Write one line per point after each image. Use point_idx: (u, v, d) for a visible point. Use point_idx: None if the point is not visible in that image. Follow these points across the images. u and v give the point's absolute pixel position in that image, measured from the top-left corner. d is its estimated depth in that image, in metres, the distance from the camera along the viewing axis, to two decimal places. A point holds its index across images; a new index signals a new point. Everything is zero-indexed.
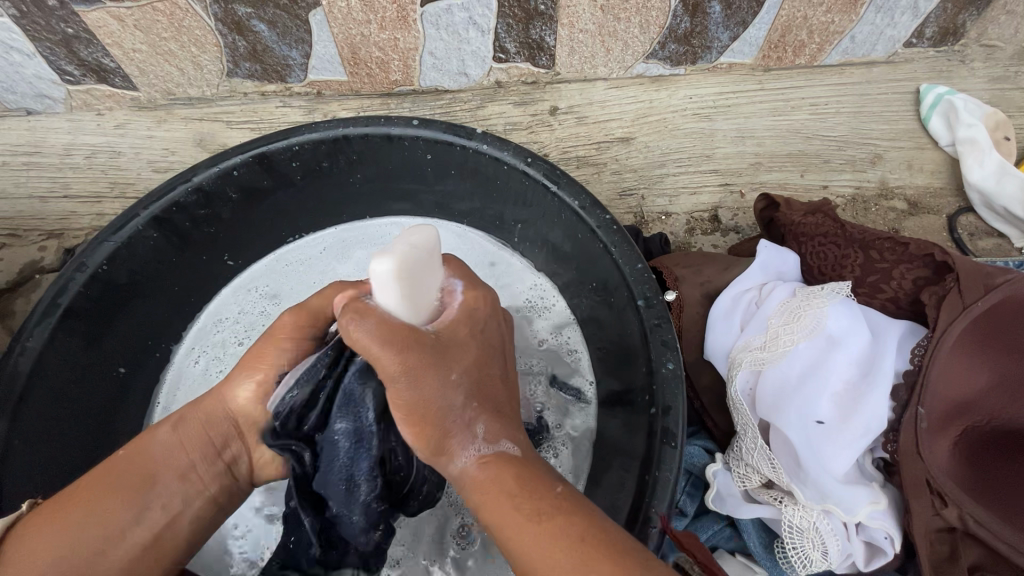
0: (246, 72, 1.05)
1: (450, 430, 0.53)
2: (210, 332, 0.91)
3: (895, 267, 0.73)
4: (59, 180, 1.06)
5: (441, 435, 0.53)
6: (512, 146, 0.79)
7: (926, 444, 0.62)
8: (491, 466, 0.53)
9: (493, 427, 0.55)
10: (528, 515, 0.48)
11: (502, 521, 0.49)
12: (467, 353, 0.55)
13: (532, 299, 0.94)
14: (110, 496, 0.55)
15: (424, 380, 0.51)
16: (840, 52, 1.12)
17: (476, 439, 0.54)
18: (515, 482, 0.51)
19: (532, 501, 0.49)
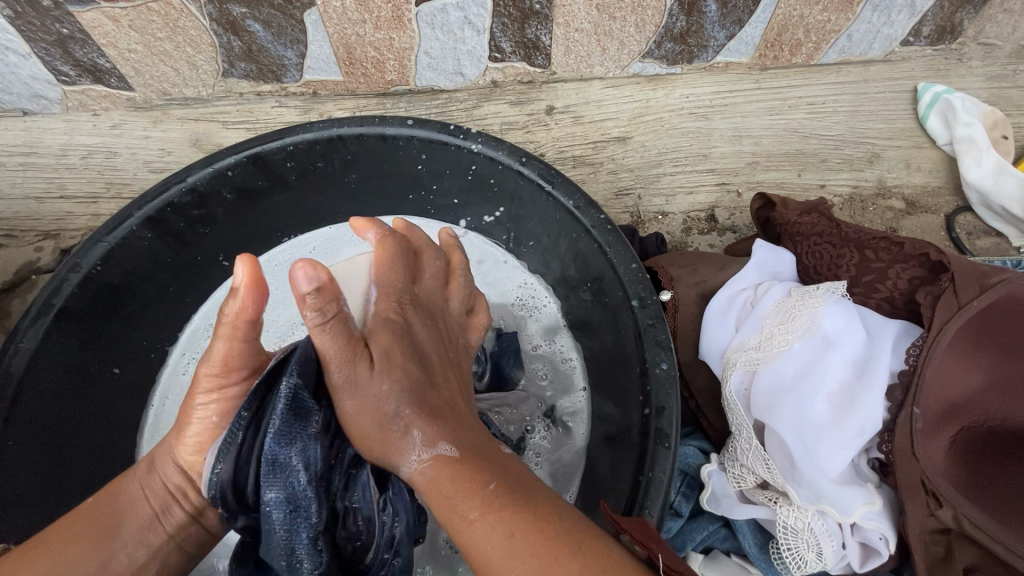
0: (242, 72, 1.05)
1: (391, 439, 0.52)
2: (199, 338, 0.90)
3: (891, 267, 0.73)
4: (55, 180, 1.06)
5: (384, 444, 0.52)
6: (506, 145, 0.79)
7: (921, 445, 0.62)
8: (431, 470, 0.49)
9: (429, 430, 0.51)
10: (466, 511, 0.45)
11: (448, 519, 0.46)
12: (395, 361, 0.54)
13: (523, 305, 0.93)
14: (69, 546, 0.51)
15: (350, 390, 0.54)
16: (837, 50, 1.12)
17: (415, 448, 0.50)
18: (453, 484, 0.47)
19: (467, 498, 0.46)
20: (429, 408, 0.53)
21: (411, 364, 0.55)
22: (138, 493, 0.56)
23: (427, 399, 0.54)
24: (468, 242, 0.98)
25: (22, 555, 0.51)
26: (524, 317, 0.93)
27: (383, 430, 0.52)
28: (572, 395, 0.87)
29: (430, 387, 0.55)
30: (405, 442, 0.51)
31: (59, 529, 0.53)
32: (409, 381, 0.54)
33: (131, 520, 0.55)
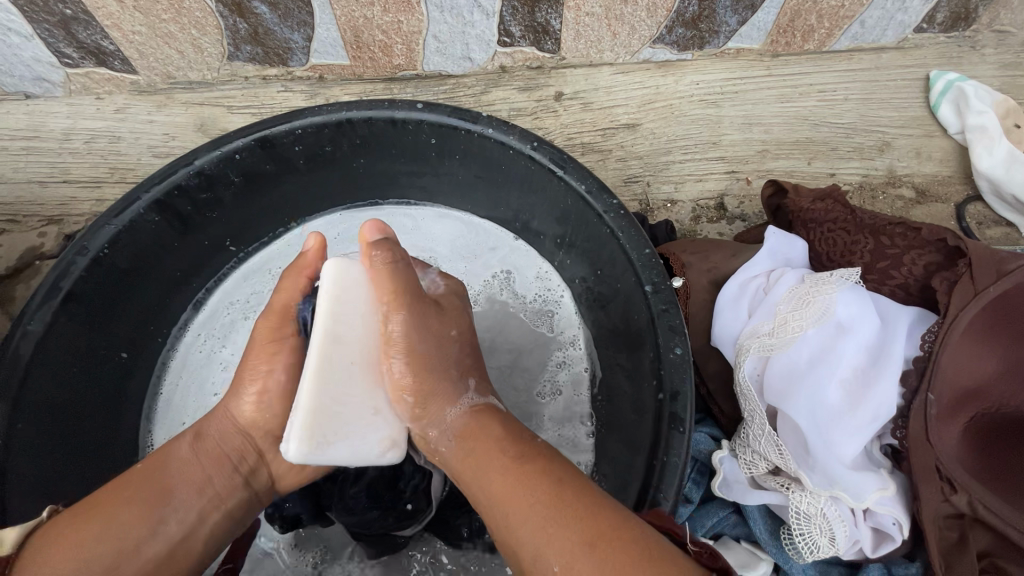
0: (248, 55, 1.04)
1: (447, 379, 0.61)
2: (221, 313, 0.92)
3: (907, 253, 0.72)
4: (58, 165, 1.05)
5: (432, 389, 0.60)
6: (518, 130, 0.78)
7: (935, 430, 0.62)
8: (474, 414, 0.60)
9: (481, 384, 0.65)
10: (505, 471, 0.53)
11: (488, 469, 0.54)
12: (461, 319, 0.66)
13: (539, 312, 0.92)
14: (121, 512, 0.55)
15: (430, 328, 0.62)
16: (849, 37, 1.11)
17: (468, 392, 0.63)
18: (491, 433, 0.58)
19: (513, 446, 0.56)
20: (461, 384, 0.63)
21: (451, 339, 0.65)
22: (187, 460, 0.60)
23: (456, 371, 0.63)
24: (491, 244, 0.96)
25: (78, 519, 0.54)
26: (542, 322, 0.91)
27: (434, 378, 0.60)
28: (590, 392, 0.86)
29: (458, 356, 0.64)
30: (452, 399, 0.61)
31: (108, 500, 0.55)
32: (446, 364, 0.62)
33: (184, 486, 0.58)
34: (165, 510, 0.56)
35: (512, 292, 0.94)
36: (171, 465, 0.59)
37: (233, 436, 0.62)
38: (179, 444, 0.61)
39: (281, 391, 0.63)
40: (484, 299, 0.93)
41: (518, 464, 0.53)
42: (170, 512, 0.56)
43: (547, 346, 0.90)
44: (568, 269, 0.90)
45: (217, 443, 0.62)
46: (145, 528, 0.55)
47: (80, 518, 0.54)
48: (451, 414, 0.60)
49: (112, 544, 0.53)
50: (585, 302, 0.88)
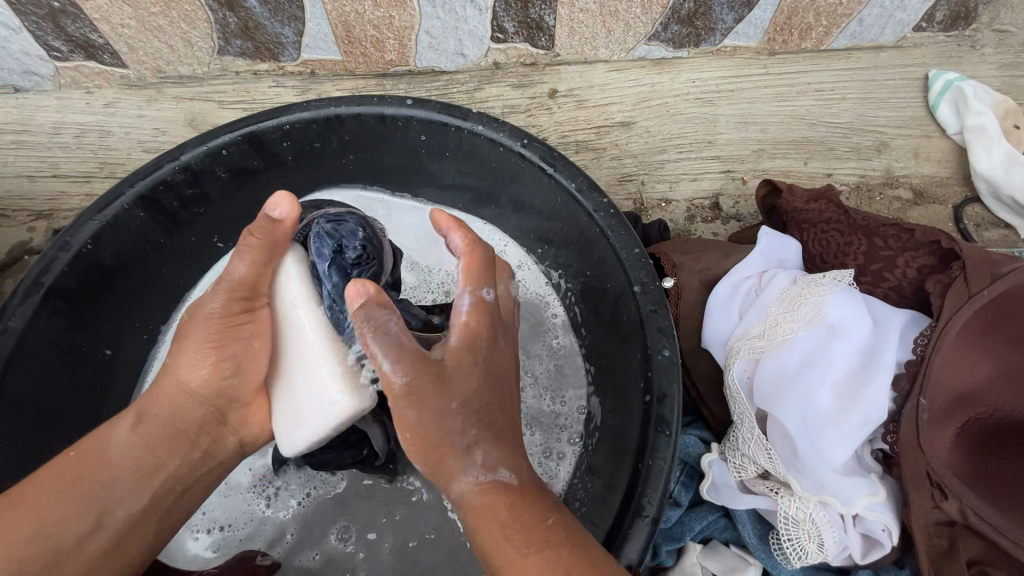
0: (239, 50, 1.03)
1: (451, 452, 0.50)
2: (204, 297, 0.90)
3: (900, 255, 0.71)
4: (47, 160, 1.04)
5: (439, 470, 0.51)
6: (508, 127, 0.77)
7: (927, 436, 0.61)
8: (487, 493, 0.50)
9: (492, 453, 0.51)
10: (512, 562, 0.47)
11: (493, 550, 0.48)
12: (468, 384, 0.51)
13: (532, 324, 0.89)
14: (64, 497, 0.56)
15: (461, 374, 0.51)
16: (847, 35, 1.10)
17: (478, 467, 0.50)
18: (503, 515, 0.49)
19: (523, 528, 0.48)
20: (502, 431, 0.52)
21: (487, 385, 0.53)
22: (132, 443, 0.59)
23: (496, 419, 0.53)
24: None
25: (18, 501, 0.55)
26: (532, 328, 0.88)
27: (437, 446, 0.50)
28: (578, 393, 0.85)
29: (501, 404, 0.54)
30: (464, 462, 0.50)
31: (51, 485, 0.56)
32: (485, 413, 0.52)
33: (128, 471, 0.58)
34: (110, 498, 0.57)
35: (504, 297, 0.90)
36: (115, 449, 0.59)
37: (187, 414, 0.61)
38: (121, 428, 0.60)
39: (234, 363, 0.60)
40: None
41: (528, 553, 0.47)
42: (115, 501, 0.57)
43: (542, 357, 0.87)
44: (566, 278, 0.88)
45: (167, 424, 0.60)
46: (89, 521, 0.56)
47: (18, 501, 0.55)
48: (459, 492, 0.50)
49: (52, 538, 0.54)
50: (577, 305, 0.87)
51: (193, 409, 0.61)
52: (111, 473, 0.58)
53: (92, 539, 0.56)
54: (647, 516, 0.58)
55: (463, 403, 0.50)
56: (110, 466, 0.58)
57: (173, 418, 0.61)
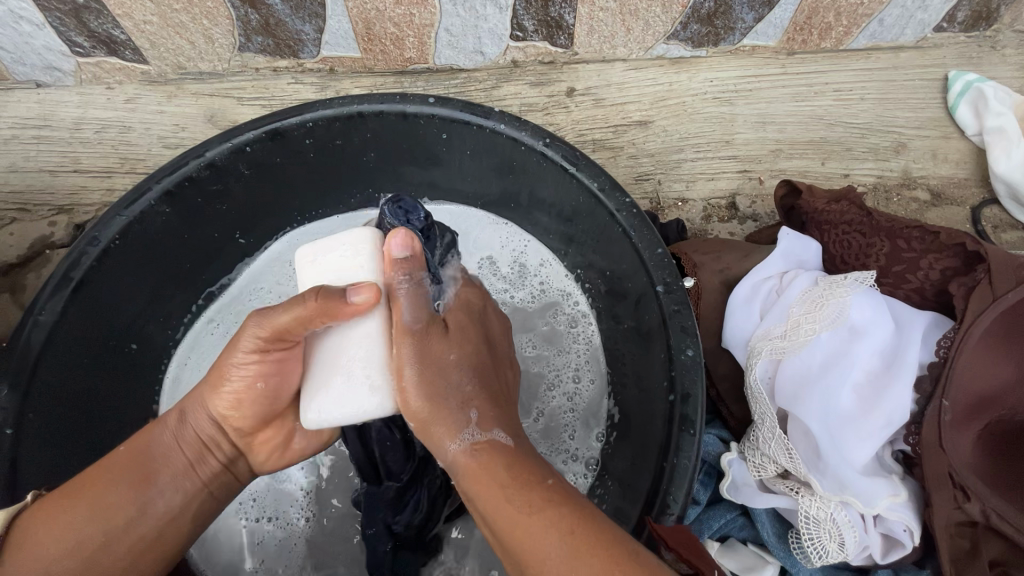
0: (259, 46, 1.03)
1: (446, 413, 0.54)
2: (245, 298, 0.92)
3: (923, 256, 0.71)
4: (69, 155, 1.05)
5: (429, 418, 0.54)
6: (530, 125, 0.77)
7: (949, 437, 0.62)
8: (475, 447, 0.52)
9: (485, 413, 0.54)
10: (518, 516, 0.46)
11: (497, 506, 0.48)
12: (468, 339, 0.59)
13: (565, 326, 0.90)
14: (111, 490, 0.56)
15: (434, 345, 0.56)
16: (867, 35, 1.10)
17: (471, 426, 0.53)
18: (503, 469, 0.50)
19: (522, 488, 0.48)
20: (486, 398, 0.56)
21: (467, 360, 0.57)
22: (171, 445, 0.60)
23: (483, 384, 0.57)
24: (506, 247, 0.95)
25: (69, 493, 0.55)
26: (568, 334, 0.89)
27: (434, 411, 0.54)
28: (599, 391, 0.85)
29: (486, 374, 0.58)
30: (457, 422, 0.53)
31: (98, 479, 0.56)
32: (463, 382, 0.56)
33: (168, 471, 0.59)
34: (151, 494, 0.57)
35: (533, 297, 0.92)
36: (156, 450, 0.60)
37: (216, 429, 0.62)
38: (162, 429, 0.61)
39: (256, 395, 0.59)
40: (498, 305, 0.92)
41: (531, 510, 0.46)
42: (155, 497, 0.57)
43: (562, 359, 0.88)
44: (586, 277, 0.89)
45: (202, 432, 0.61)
46: (133, 511, 0.56)
47: (68, 495, 0.55)
48: (449, 455, 0.53)
49: (100, 526, 0.54)
50: (597, 304, 0.88)
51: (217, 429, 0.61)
52: (153, 471, 0.58)
53: (133, 531, 0.56)
54: (672, 514, 0.59)
55: (453, 362, 0.56)
56: (152, 464, 0.59)
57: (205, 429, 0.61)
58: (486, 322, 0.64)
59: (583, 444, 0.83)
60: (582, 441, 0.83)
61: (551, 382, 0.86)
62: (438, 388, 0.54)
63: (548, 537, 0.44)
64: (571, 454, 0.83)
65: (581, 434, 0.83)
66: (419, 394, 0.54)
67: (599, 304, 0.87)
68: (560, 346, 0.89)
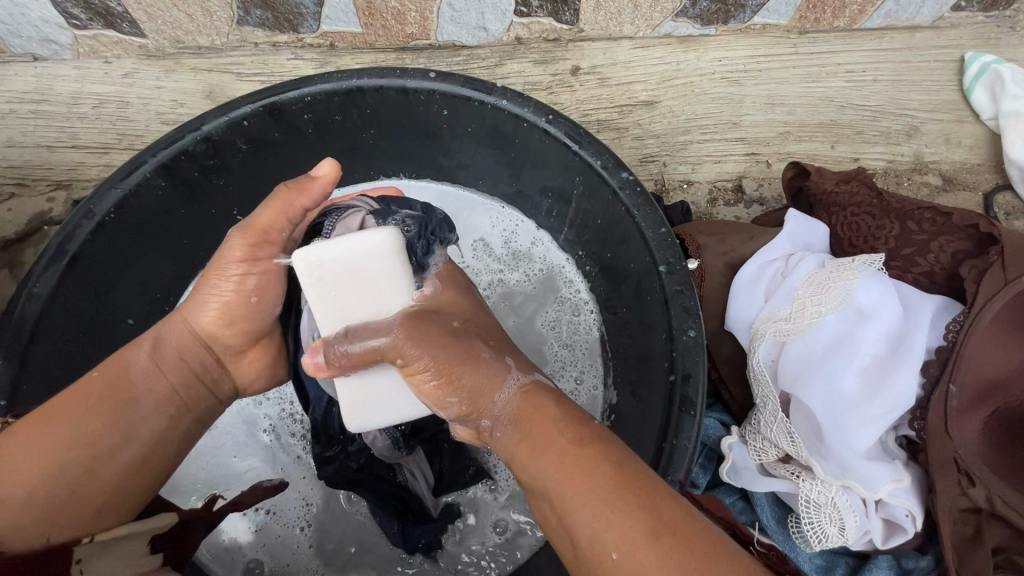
0: (258, 20, 1.01)
1: (481, 363, 0.55)
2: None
3: (934, 239, 0.70)
4: (67, 130, 1.04)
5: (471, 386, 0.54)
6: (533, 102, 0.75)
7: (955, 422, 0.60)
8: (526, 394, 0.54)
9: (522, 361, 0.58)
10: (565, 453, 0.48)
11: (541, 457, 0.49)
12: (466, 307, 0.61)
13: (569, 314, 0.89)
14: (88, 417, 0.55)
15: (434, 329, 0.55)
16: (882, 14, 1.06)
17: (511, 373, 0.55)
18: (546, 412, 0.52)
19: (572, 429, 0.50)
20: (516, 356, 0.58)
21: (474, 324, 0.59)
22: (149, 369, 0.60)
23: (507, 347, 0.59)
24: (496, 228, 0.94)
25: (40, 420, 0.55)
26: (568, 324, 0.88)
27: (470, 358, 0.55)
28: (595, 379, 0.85)
29: (503, 338, 0.60)
30: (498, 372, 0.55)
31: (74, 404, 0.55)
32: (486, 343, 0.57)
33: (148, 393, 0.59)
34: (132, 418, 0.57)
35: (534, 286, 0.91)
36: (132, 375, 0.59)
37: (198, 349, 0.62)
38: (138, 353, 0.60)
39: (249, 307, 0.63)
40: (496, 284, 0.91)
41: (582, 446, 0.48)
42: (137, 420, 0.57)
43: (561, 344, 0.87)
44: (587, 260, 0.88)
45: (184, 349, 0.61)
46: (116, 434, 0.56)
47: (37, 424, 0.54)
48: (498, 407, 0.54)
49: (79, 451, 0.54)
50: (601, 288, 0.86)
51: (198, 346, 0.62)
52: (132, 395, 0.58)
53: (118, 454, 0.56)
54: None
55: (462, 325, 0.58)
56: (129, 388, 0.58)
57: (184, 350, 0.62)
58: (475, 292, 0.65)
59: None
60: None
61: (555, 366, 0.86)
62: (465, 358, 0.55)
63: (599, 468, 0.47)
64: None
65: None
66: (450, 352, 0.55)
67: (601, 288, 0.86)
68: (561, 330, 0.88)
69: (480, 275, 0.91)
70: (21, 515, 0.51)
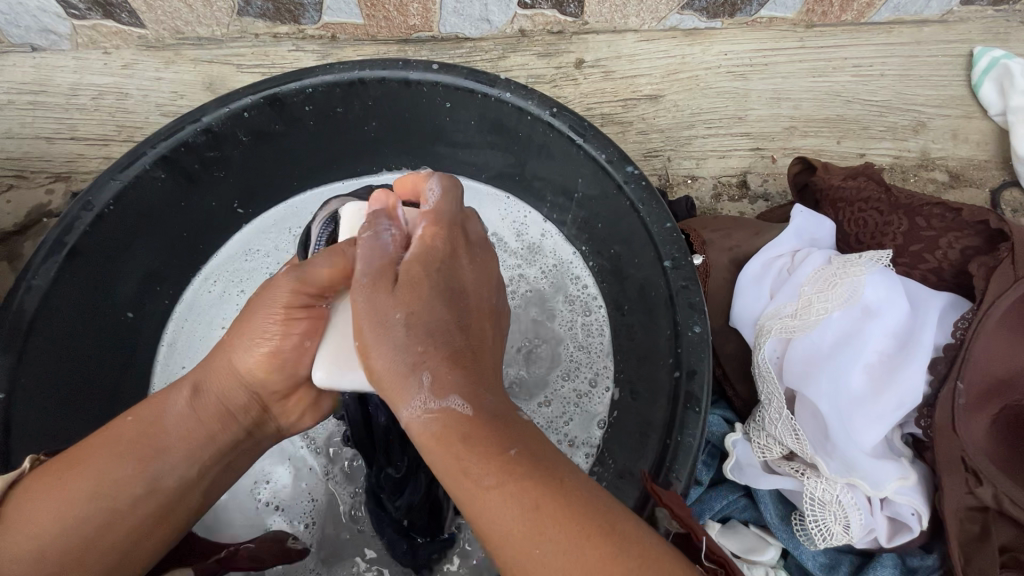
0: (259, 11, 1.00)
1: (398, 378, 0.46)
2: (238, 260, 0.91)
3: (943, 235, 0.69)
4: (66, 121, 1.03)
5: (389, 381, 0.47)
6: (537, 94, 0.74)
7: (962, 421, 0.60)
8: (438, 406, 0.44)
9: (444, 376, 0.45)
10: (478, 466, 0.41)
11: (455, 472, 0.41)
12: (430, 284, 0.50)
13: (577, 314, 0.87)
14: (114, 468, 0.52)
15: (381, 303, 0.49)
16: (891, 8, 1.05)
17: (437, 373, 0.46)
18: (460, 428, 0.43)
19: (476, 457, 0.41)
20: (461, 347, 0.48)
21: (442, 299, 0.49)
22: (185, 416, 0.55)
23: (460, 337, 0.49)
24: (506, 221, 0.94)
25: (67, 464, 0.52)
26: (582, 326, 0.87)
27: (397, 351, 0.47)
28: (601, 380, 0.84)
29: (464, 324, 0.50)
30: (416, 378, 0.46)
31: (103, 451, 0.53)
32: (439, 322, 0.48)
33: (180, 441, 0.54)
34: (158, 470, 0.53)
35: (548, 285, 0.90)
36: (166, 420, 0.55)
37: (239, 394, 0.56)
38: (176, 399, 0.56)
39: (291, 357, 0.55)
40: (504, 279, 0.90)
41: (495, 461, 0.40)
42: (164, 472, 0.53)
43: (569, 344, 0.86)
44: (593, 257, 0.87)
45: (220, 398, 0.56)
46: (139, 487, 0.52)
47: (64, 468, 0.51)
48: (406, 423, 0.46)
49: (100, 506, 0.50)
50: (605, 286, 0.86)
51: (239, 391, 0.56)
52: (162, 444, 0.54)
53: (138, 508, 0.52)
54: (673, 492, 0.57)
55: (412, 312, 0.48)
56: (161, 435, 0.54)
57: (224, 394, 0.56)
58: (460, 264, 0.53)
59: (591, 434, 0.81)
60: (589, 432, 0.81)
61: (563, 364, 0.85)
62: (398, 341, 0.47)
63: (512, 488, 0.39)
64: (579, 441, 0.81)
65: (584, 420, 0.82)
66: (372, 358, 0.48)
67: (605, 285, 0.86)
68: (568, 330, 0.87)
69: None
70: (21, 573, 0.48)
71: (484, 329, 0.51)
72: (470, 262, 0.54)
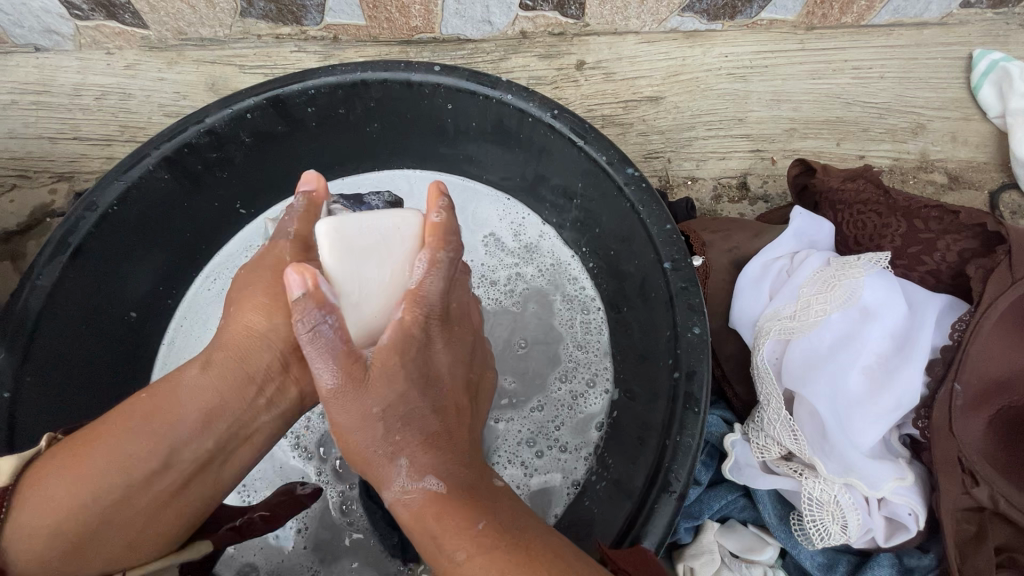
0: (261, 12, 1.00)
1: (377, 465, 0.50)
2: (238, 257, 0.91)
3: (941, 237, 0.70)
4: (69, 121, 1.03)
5: (368, 467, 0.50)
6: (539, 96, 0.74)
7: (959, 422, 0.60)
8: (415, 489, 0.48)
9: (419, 459, 0.49)
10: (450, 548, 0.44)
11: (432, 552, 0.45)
12: (403, 374, 0.52)
13: (577, 313, 0.88)
14: (127, 441, 0.54)
15: (354, 401, 0.50)
16: (891, 10, 1.06)
17: (409, 460, 0.49)
18: (435, 508, 0.46)
19: (449, 535, 0.44)
20: (430, 432, 0.51)
21: (416, 386, 0.52)
22: (197, 388, 0.57)
23: (432, 422, 0.52)
24: (505, 221, 0.94)
25: (91, 440, 0.55)
26: (582, 325, 0.87)
27: (371, 442, 0.50)
28: (599, 379, 0.84)
29: (436, 409, 0.53)
30: (392, 467, 0.49)
31: (120, 424, 0.55)
32: (414, 409, 0.51)
33: (194, 409, 0.56)
34: (174, 440, 0.55)
35: (548, 286, 0.90)
36: (181, 392, 0.57)
37: (256, 355, 0.59)
38: (188, 370, 0.58)
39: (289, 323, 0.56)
40: (503, 279, 0.91)
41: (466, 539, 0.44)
42: (180, 442, 0.55)
43: (569, 344, 0.86)
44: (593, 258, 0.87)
45: (233, 365, 0.58)
46: (157, 459, 0.54)
47: (88, 443, 0.54)
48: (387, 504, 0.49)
49: (122, 477, 0.54)
50: (604, 286, 0.86)
51: (259, 353, 0.59)
52: (176, 415, 0.56)
53: (157, 478, 0.55)
54: (672, 492, 0.58)
55: (383, 407, 0.50)
56: (176, 406, 0.56)
57: (239, 359, 0.58)
58: (433, 342, 0.55)
59: (590, 434, 0.81)
60: (588, 432, 0.82)
61: (562, 365, 0.86)
62: (373, 428, 0.50)
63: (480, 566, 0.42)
64: (579, 441, 0.81)
65: (585, 420, 0.82)
66: (348, 441, 0.51)
67: (605, 286, 0.86)
68: (567, 330, 0.87)
69: (497, 273, 0.91)
70: (46, 544, 0.51)
71: (457, 410, 0.55)
72: (445, 346, 0.56)
